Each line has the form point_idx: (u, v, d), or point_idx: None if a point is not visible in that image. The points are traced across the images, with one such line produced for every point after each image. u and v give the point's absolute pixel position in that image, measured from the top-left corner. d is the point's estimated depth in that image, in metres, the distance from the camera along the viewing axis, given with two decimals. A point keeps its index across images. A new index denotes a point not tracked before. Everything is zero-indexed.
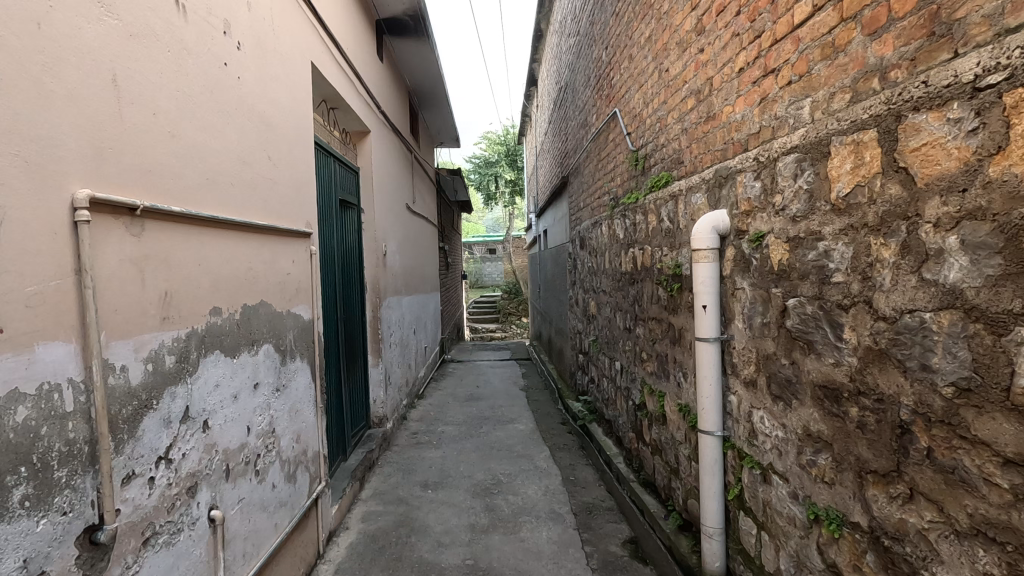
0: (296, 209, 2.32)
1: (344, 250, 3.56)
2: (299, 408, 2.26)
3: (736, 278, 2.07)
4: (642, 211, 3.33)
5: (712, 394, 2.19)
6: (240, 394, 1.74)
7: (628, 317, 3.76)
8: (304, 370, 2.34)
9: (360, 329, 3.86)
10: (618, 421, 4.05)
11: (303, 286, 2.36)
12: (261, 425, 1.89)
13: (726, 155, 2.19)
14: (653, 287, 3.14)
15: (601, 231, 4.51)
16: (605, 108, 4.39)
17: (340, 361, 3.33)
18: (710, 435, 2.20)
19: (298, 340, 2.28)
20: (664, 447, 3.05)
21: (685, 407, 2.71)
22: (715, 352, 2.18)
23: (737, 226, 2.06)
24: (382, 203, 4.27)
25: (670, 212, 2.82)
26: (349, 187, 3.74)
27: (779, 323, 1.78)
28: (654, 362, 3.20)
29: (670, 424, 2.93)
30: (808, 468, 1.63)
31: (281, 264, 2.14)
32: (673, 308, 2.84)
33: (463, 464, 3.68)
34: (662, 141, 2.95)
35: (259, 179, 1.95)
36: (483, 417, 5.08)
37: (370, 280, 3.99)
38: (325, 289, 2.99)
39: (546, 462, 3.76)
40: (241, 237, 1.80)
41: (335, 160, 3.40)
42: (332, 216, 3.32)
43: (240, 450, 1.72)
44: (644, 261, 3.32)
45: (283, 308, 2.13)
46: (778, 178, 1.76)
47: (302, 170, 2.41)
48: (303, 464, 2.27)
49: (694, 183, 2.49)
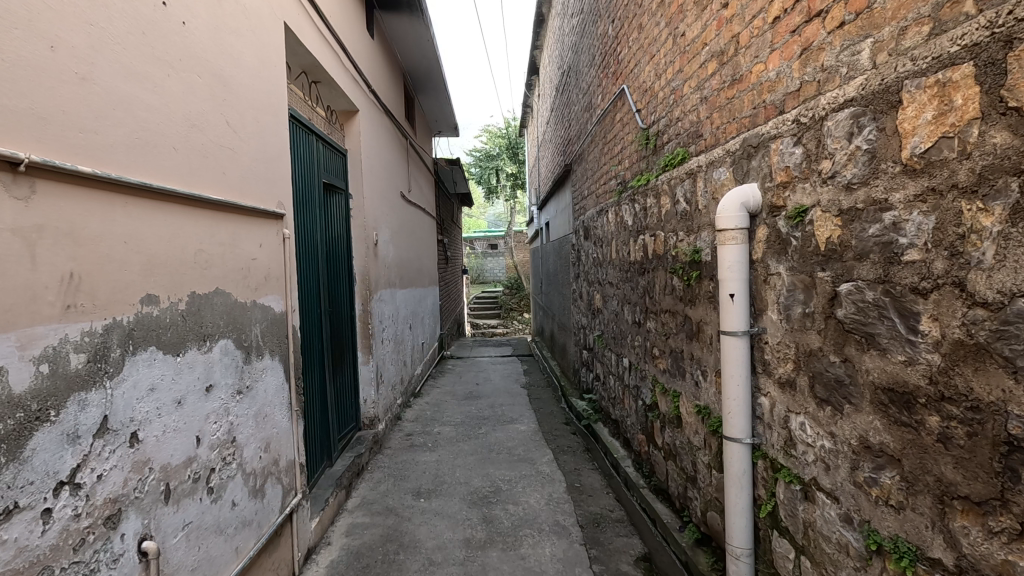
0: (264, 186, 2.04)
1: (329, 239, 3.29)
2: (268, 412, 1.98)
3: (769, 261, 1.79)
4: (653, 194, 3.05)
5: (740, 396, 1.91)
6: (187, 400, 1.46)
7: (638, 310, 3.48)
8: (275, 369, 2.06)
9: (349, 324, 3.59)
10: (627, 423, 3.78)
11: (274, 274, 2.08)
12: (216, 434, 1.61)
13: (756, 121, 1.90)
14: (667, 276, 2.86)
15: (608, 219, 4.22)
16: (611, 87, 4.09)
17: (325, 358, 3.06)
18: (738, 443, 1.92)
19: (267, 335, 2.00)
20: (678, 452, 2.78)
21: (704, 409, 2.43)
22: (743, 348, 1.90)
23: (770, 201, 1.77)
24: (372, 188, 3.98)
25: (687, 192, 2.54)
26: (335, 170, 3.47)
27: (827, 313, 1.49)
28: (667, 359, 2.92)
29: (687, 427, 2.65)
30: (867, 487, 1.36)
31: (244, 248, 1.85)
32: (689, 299, 2.56)
33: (459, 469, 3.41)
34: (677, 115, 2.66)
35: (214, 147, 1.66)
36: (483, 416, 4.82)
37: (359, 272, 3.72)
38: (305, 280, 2.72)
39: (549, 466, 3.48)
40: (189, 213, 1.52)
41: (318, 139, 3.13)
42: (314, 200, 3.04)
43: (186, 466, 1.45)
44: (656, 248, 3.04)
45: (247, 298, 1.85)
46: (827, 139, 1.47)
47: (271, 142, 2.13)
48: (273, 476, 2.00)
49: (716, 157, 2.21)
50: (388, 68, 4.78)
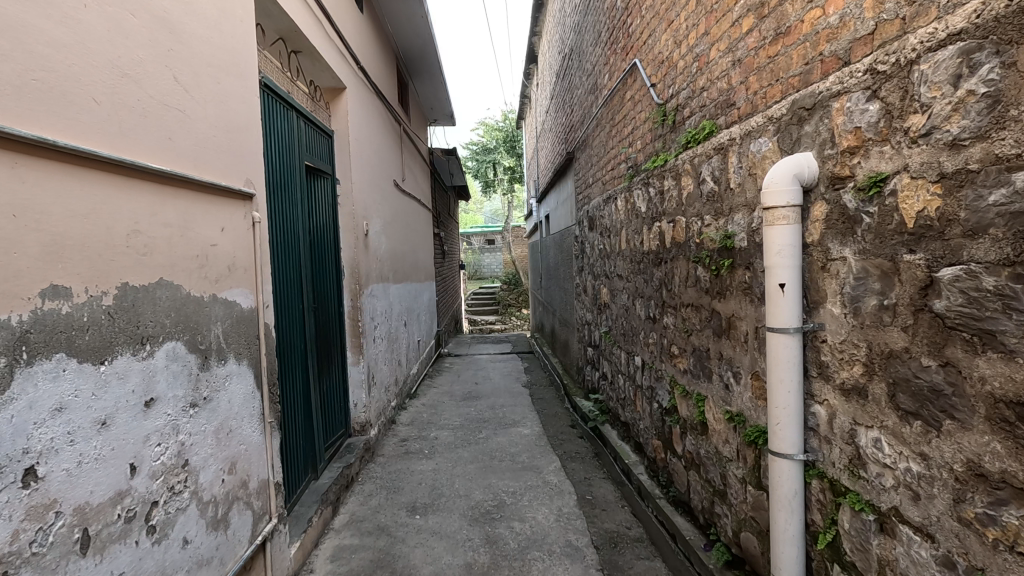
0: (228, 160, 1.73)
1: (313, 228, 2.98)
2: (233, 427, 1.67)
3: (830, 244, 1.50)
4: (673, 176, 2.76)
5: (791, 404, 1.62)
6: (116, 419, 1.16)
7: (652, 305, 3.20)
8: (242, 375, 1.75)
9: (337, 322, 3.29)
10: (639, 427, 3.50)
11: (240, 264, 1.78)
12: (161, 459, 1.31)
13: (810, 78, 1.60)
14: (689, 266, 2.57)
15: (616, 207, 3.92)
16: (620, 63, 3.78)
17: (308, 359, 2.76)
18: (788, 459, 1.63)
19: (231, 335, 1.69)
20: (703, 462, 2.50)
21: (738, 416, 2.14)
22: (795, 348, 1.60)
23: (832, 172, 1.48)
24: (362, 174, 3.66)
25: (715, 170, 2.25)
26: (320, 153, 3.16)
27: (917, 305, 1.20)
28: (689, 359, 2.64)
29: (714, 435, 2.37)
30: (979, 526, 1.07)
31: (200, 231, 1.55)
32: (718, 291, 2.27)
33: (458, 479, 3.12)
34: (703, 84, 2.37)
35: (157, 106, 1.36)
36: (483, 419, 4.53)
37: (348, 265, 3.43)
38: (282, 272, 2.42)
39: (556, 475, 3.20)
40: (120, 184, 1.21)
41: (300, 117, 2.82)
42: (295, 184, 2.74)
43: (115, 504, 1.15)
44: (675, 236, 2.75)
45: (204, 291, 1.54)
46: (918, 88, 1.18)
47: (238, 109, 1.82)
48: (240, 502, 1.69)
49: (754, 127, 1.91)
50: (380, 48, 4.47)
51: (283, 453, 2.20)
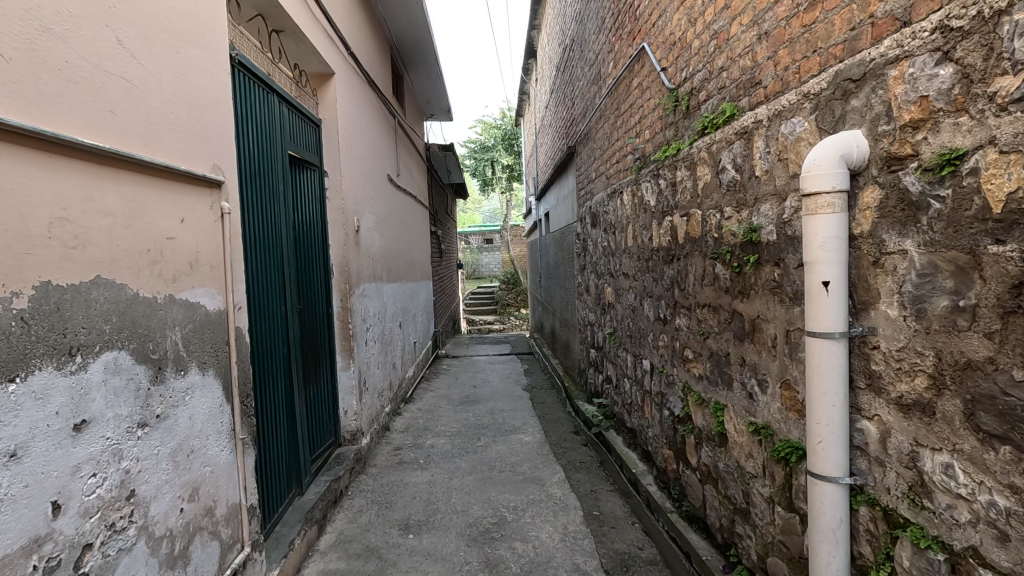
0: (190, 141, 1.51)
1: (298, 222, 2.77)
2: (196, 447, 1.46)
3: (884, 237, 1.29)
4: (686, 165, 2.55)
5: (836, 419, 1.40)
6: (30, 450, 0.94)
7: (663, 306, 2.99)
8: (207, 387, 1.54)
9: (325, 324, 3.08)
10: (648, 435, 3.29)
11: (205, 260, 1.56)
12: (99, 492, 1.10)
13: (856, 46, 1.40)
14: (706, 263, 2.37)
15: (622, 202, 3.72)
16: (626, 49, 3.58)
17: (292, 365, 2.55)
18: (832, 482, 1.42)
19: (193, 342, 1.48)
20: (722, 477, 2.29)
21: (764, 428, 1.93)
22: (840, 355, 1.39)
23: (887, 151, 1.27)
24: (352, 166, 3.44)
25: (738, 158, 2.04)
26: (307, 144, 2.95)
27: (1006, 307, 1.00)
28: (706, 364, 2.43)
29: (734, 448, 2.17)
30: None
31: (154, 222, 1.33)
32: (740, 290, 2.06)
33: (455, 492, 2.91)
34: (722, 64, 2.17)
35: (94, 73, 1.15)
36: (482, 424, 4.32)
37: (337, 263, 3.21)
38: (260, 271, 2.20)
39: (560, 488, 2.99)
40: (38, 163, 0.99)
41: (283, 103, 2.61)
42: (277, 175, 2.52)
43: (29, 554, 0.94)
44: (689, 231, 2.54)
45: (157, 292, 1.33)
46: (1009, 44, 0.98)
47: (204, 84, 1.61)
48: (205, 533, 1.48)
49: (785, 106, 1.70)
50: (372, 35, 4.25)
51: (259, 470, 1.98)
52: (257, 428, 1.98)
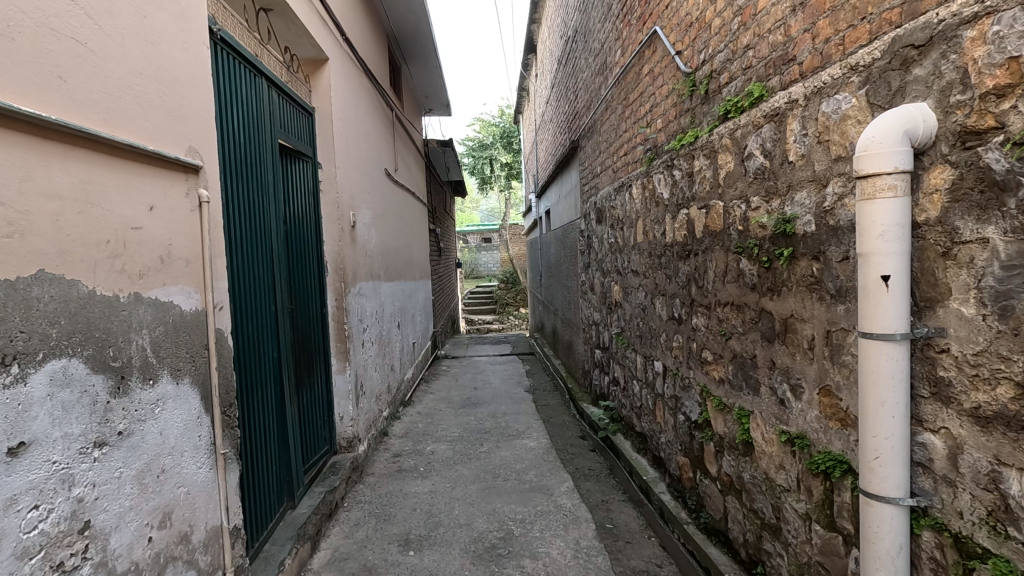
0: (161, 119, 1.34)
1: (290, 216, 2.60)
2: (168, 467, 1.29)
3: (957, 223, 1.12)
4: (705, 154, 2.39)
5: (897, 433, 1.23)
6: None
7: (677, 305, 2.82)
8: (181, 398, 1.36)
9: (320, 324, 2.90)
10: (660, 441, 3.12)
11: (178, 254, 1.38)
12: (43, 527, 0.93)
13: (917, 6, 1.23)
14: (728, 258, 2.20)
15: (631, 196, 3.55)
16: (635, 36, 3.41)
17: (283, 370, 2.36)
18: (891, 503, 1.25)
19: (165, 347, 1.30)
20: (747, 489, 2.12)
21: (798, 438, 1.76)
22: (903, 360, 1.22)
23: (962, 125, 1.10)
24: (348, 158, 3.26)
25: (767, 143, 1.87)
26: (300, 133, 2.78)
27: None
28: (728, 367, 2.27)
29: (762, 458, 2.00)
30: None
31: (116, 209, 1.16)
32: (770, 287, 1.90)
33: (457, 503, 2.74)
34: (748, 41, 2.00)
35: (37, 31, 0.97)
36: (485, 429, 4.16)
37: (332, 260, 3.03)
38: (246, 267, 2.02)
39: (569, 498, 2.82)
40: None
41: (273, 88, 2.44)
42: (266, 165, 2.34)
43: None
44: (709, 224, 2.38)
45: (119, 289, 1.15)
46: None
47: (179, 57, 1.43)
48: (178, 564, 1.31)
49: (826, 82, 1.53)
50: (369, 24, 4.08)
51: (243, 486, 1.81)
52: (241, 439, 1.81)
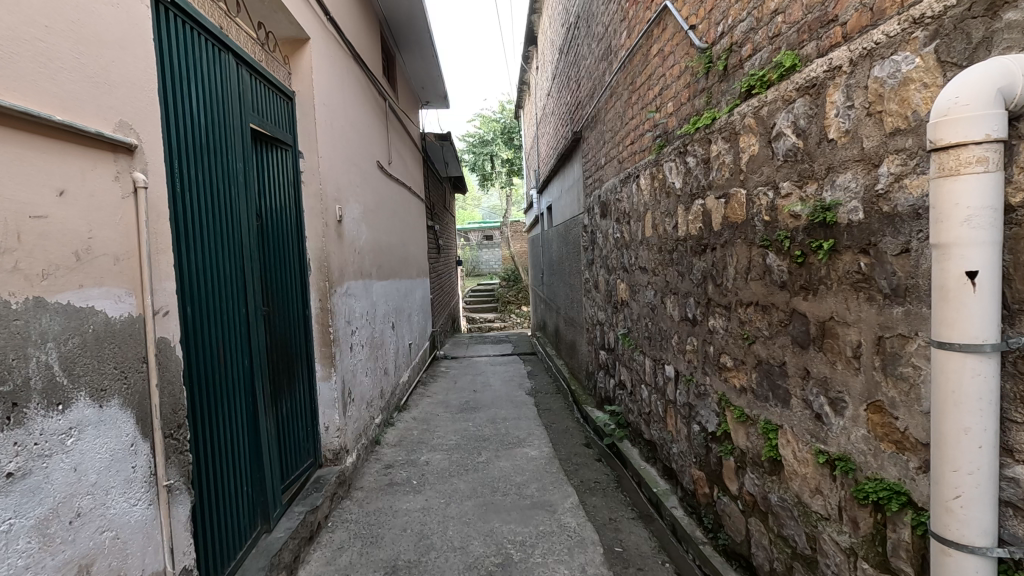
0: (76, 85, 1.10)
1: (265, 209, 2.36)
2: (84, 510, 1.06)
3: None
4: (724, 137, 2.14)
5: (985, 467, 0.99)
6: None
7: (691, 304, 2.58)
8: (106, 425, 1.13)
9: (300, 327, 2.66)
10: (672, 452, 2.88)
11: (103, 250, 1.15)
12: None
13: None
14: (753, 252, 1.96)
15: (639, 187, 3.31)
16: (643, 14, 3.16)
17: (254, 379, 2.13)
18: (976, 554, 1.01)
19: (83, 362, 1.07)
20: (775, 513, 1.89)
21: (840, 460, 1.52)
22: (993, 376, 0.98)
23: None
24: (332, 146, 3.01)
25: (801, 120, 1.63)
26: (277, 118, 2.54)
27: None
28: (751, 375, 2.03)
29: (793, 479, 1.77)
30: None
31: (7, 193, 0.93)
32: (804, 286, 1.66)
33: (451, 523, 2.51)
34: (777, 5, 1.75)
35: None
36: (483, 435, 3.93)
37: (315, 257, 2.78)
38: (207, 265, 1.78)
39: (574, 516, 2.58)
40: None
41: (242, 65, 2.19)
42: (235, 151, 2.09)
43: None
44: (728, 215, 2.14)
45: (10, 295, 0.93)
46: None
47: (105, 14, 1.19)
48: None
49: (880, 41, 1.29)
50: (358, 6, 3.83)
51: (195, 516, 1.57)
52: (193, 462, 1.57)
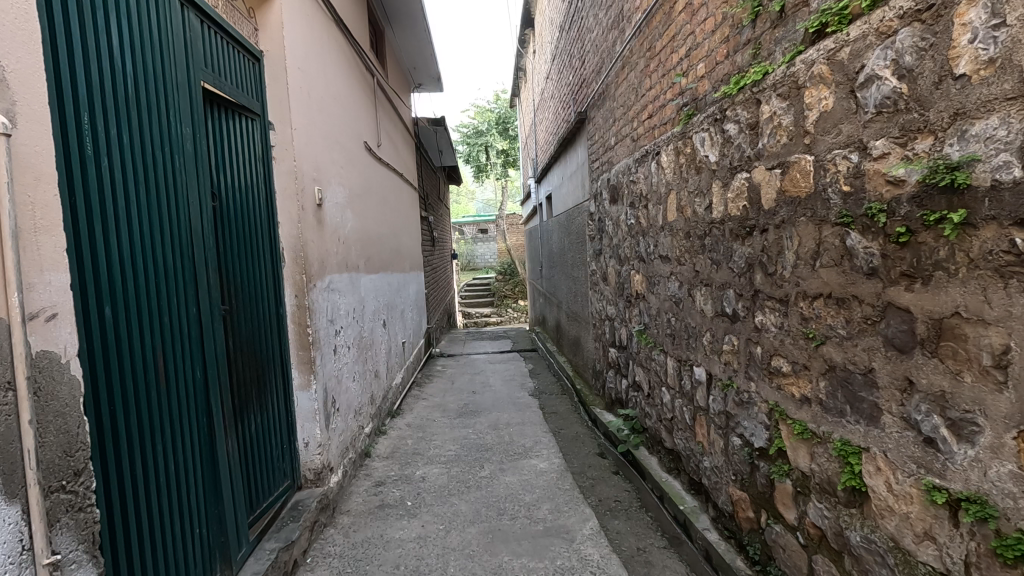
0: None
1: (224, 188, 1.96)
2: None
3: None
4: (781, 94, 1.76)
5: None
6: None
7: (730, 297, 2.21)
8: None
9: (272, 328, 2.26)
10: (702, 466, 2.51)
11: None
12: None
13: None
14: (824, 231, 1.58)
15: (659, 166, 2.93)
16: None
17: (209, 394, 1.73)
18: None
19: None
20: (855, 555, 1.52)
21: (969, 502, 1.16)
22: None
23: None
24: (309, 115, 2.61)
25: (906, 57, 1.25)
26: (240, 81, 2.13)
27: None
28: (818, 383, 1.66)
29: (886, 517, 1.40)
30: None
31: None
32: (908, 272, 1.28)
33: (452, 557, 2.14)
34: None
35: None
36: (484, 444, 3.56)
37: (290, 246, 2.39)
38: (137, 252, 1.38)
39: (596, 547, 2.21)
40: None
41: (191, 9, 1.79)
42: (182, 112, 1.69)
43: None
44: (786, 188, 1.76)
45: None
46: None
47: None
48: None
49: None
50: None
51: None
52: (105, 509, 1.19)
